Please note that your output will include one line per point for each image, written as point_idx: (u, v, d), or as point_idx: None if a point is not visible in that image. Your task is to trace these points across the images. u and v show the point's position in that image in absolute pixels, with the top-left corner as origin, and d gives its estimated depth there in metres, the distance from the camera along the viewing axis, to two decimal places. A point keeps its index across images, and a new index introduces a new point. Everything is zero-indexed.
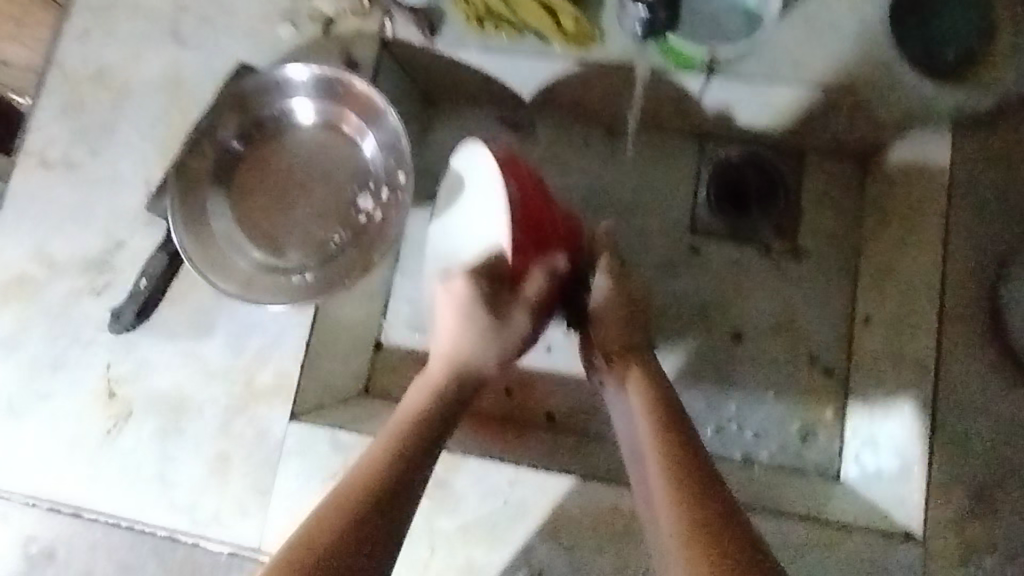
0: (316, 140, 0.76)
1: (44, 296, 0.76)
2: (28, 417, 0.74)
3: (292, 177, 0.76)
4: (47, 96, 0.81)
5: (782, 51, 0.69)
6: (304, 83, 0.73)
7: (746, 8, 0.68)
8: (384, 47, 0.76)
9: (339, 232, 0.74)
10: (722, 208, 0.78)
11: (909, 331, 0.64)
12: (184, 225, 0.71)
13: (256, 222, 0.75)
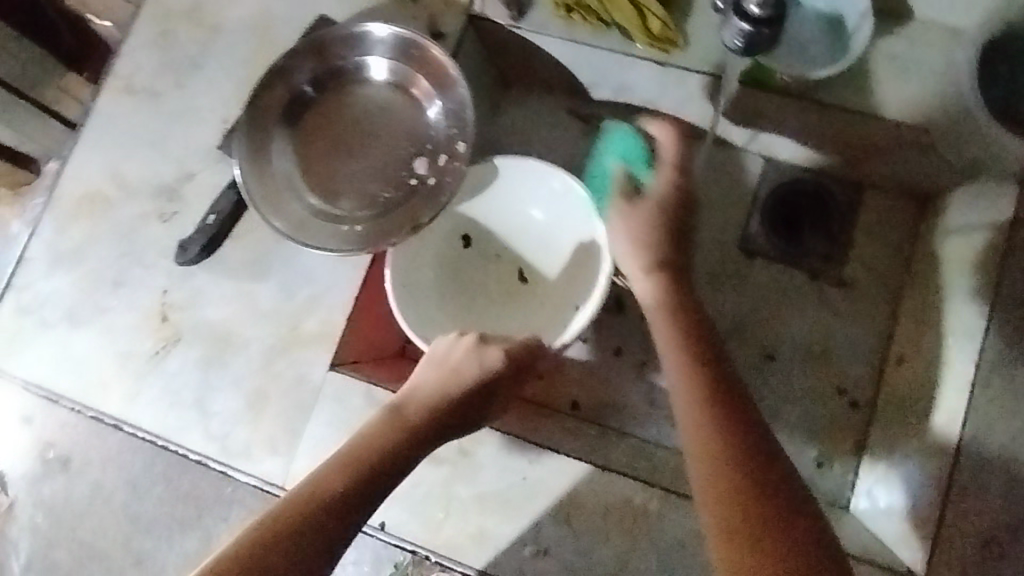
0: (383, 101, 0.76)
1: (113, 215, 0.80)
2: (85, 326, 0.78)
3: (356, 130, 0.77)
4: (142, 24, 0.84)
5: (861, 84, 0.70)
6: (383, 40, 0.74)
7: (833, 40, 0.70)
8: (470, 21, 0.78)
9: (392, 193, 0.74)
10: (773, 228, 0.78)
11: (946, 379, 0.64)
12: (251, 164, 0.74)
13: (314, 170, 0.76)
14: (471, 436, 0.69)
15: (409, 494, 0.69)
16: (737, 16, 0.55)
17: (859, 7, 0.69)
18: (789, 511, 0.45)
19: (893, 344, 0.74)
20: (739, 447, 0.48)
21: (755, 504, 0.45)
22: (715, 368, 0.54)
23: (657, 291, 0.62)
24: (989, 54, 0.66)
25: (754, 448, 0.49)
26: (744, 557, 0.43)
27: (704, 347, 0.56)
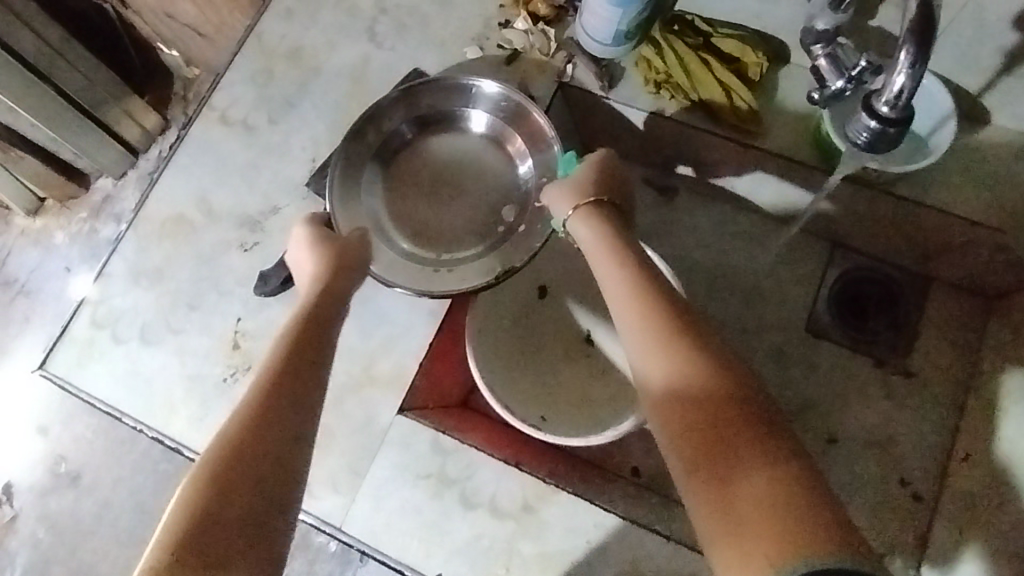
0: (478, 154, 0.80)
1: (197, 240, 0.82)
2: (156, 346, 0.79)
3: (448, 178, 0.80)
4: (242, 61, 0.88)
5: (938, 180, 0.73)
6: (486, 97, 0.78)
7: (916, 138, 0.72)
8: (560, 87, 0.81)
9: (480, 242, 0.78)
10: (840, 313, 0.81)
11: (1021, 481, 0.65)
12: (341, 201, 0.75)
13: (406, 212, 0.79)
14: (538, 493, 0.69)
15: (471, 547, 0.69)
16: (866, 113, 0.61)
17: (946, 106, 0.71)
18: (768, 444, 0.43)
19: (959, 441, 0.74)
20: (708, 379, 0.47)
21: (722, 449, 0.43)
22: (670, 317, 0.52)
23: (603, 265, 0.59)
24: None
25: (725, 390, 0.46)
26: (725, 513, 0.41)
27: (660, 304, 0.53)
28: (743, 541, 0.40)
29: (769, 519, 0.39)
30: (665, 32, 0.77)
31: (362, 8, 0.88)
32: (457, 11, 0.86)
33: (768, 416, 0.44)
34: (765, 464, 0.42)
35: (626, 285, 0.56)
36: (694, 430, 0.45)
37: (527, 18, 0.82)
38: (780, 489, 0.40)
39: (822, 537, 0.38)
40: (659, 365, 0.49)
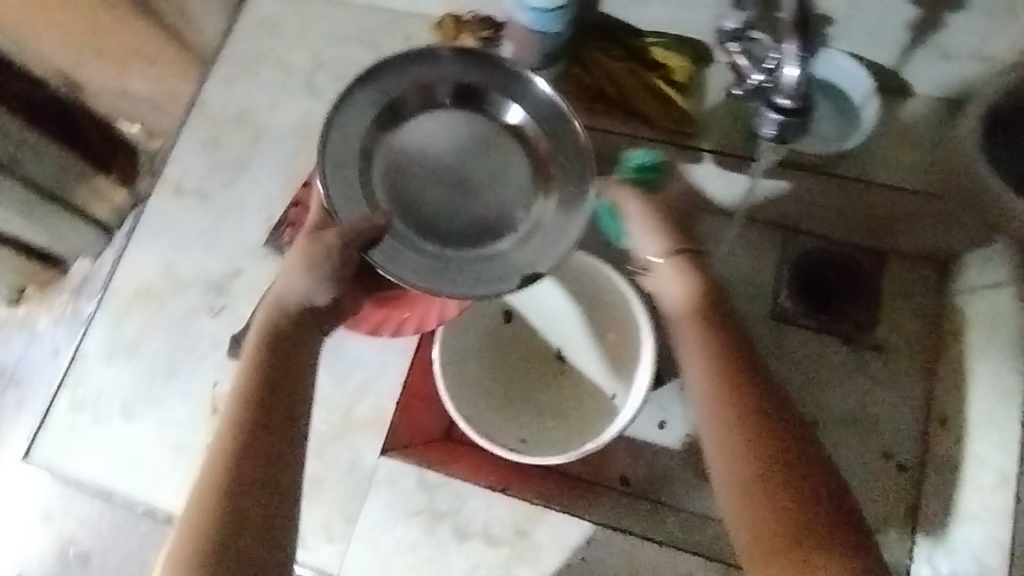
0: (478, 129, 0.69)
1: (165, 310, 0.83)
2: (138, 420, 0.79)
3: (453, 166, 0.69)
4: (190, 131, 0.90)
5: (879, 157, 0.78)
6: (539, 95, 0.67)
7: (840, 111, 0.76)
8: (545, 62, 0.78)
9: (451, 229, 0.68)
10: (803, 298, 0.80)
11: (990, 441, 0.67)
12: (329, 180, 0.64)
13: (403, 196, 0.68)
14: (529, 517, 0.70)
15: None
16: (768, 109, 0.60)
17: (864, 86, 0.74)
18: (821, 514, 0.55)
19: (935, 407, 0.75)
20: (788, 463, 0.58)
21: (778, 480, 0.57)
22: (738, 360, 0.63)
23: (671, 276, 0.69)
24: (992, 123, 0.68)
25: (777, 440, 0.59)
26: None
27: (727, 353, 0.64)
28: (776, 561, 0.54)
29: (776, 541, 0.55)
30: (590, 50, 0.80)
31: (300, 65, 0.91)
32: (390, 57, 0.89)
33: (803, 467, 0.57)
34: (784, 506, 0.56)
35: (704, 362, 0.64)
36: (749, 463, 0.58)
37: (456, 53, 0.86)
38: (851, 558, 0.53)
39: (834, 567, 0.52)
40: (717, 439, 0.61)
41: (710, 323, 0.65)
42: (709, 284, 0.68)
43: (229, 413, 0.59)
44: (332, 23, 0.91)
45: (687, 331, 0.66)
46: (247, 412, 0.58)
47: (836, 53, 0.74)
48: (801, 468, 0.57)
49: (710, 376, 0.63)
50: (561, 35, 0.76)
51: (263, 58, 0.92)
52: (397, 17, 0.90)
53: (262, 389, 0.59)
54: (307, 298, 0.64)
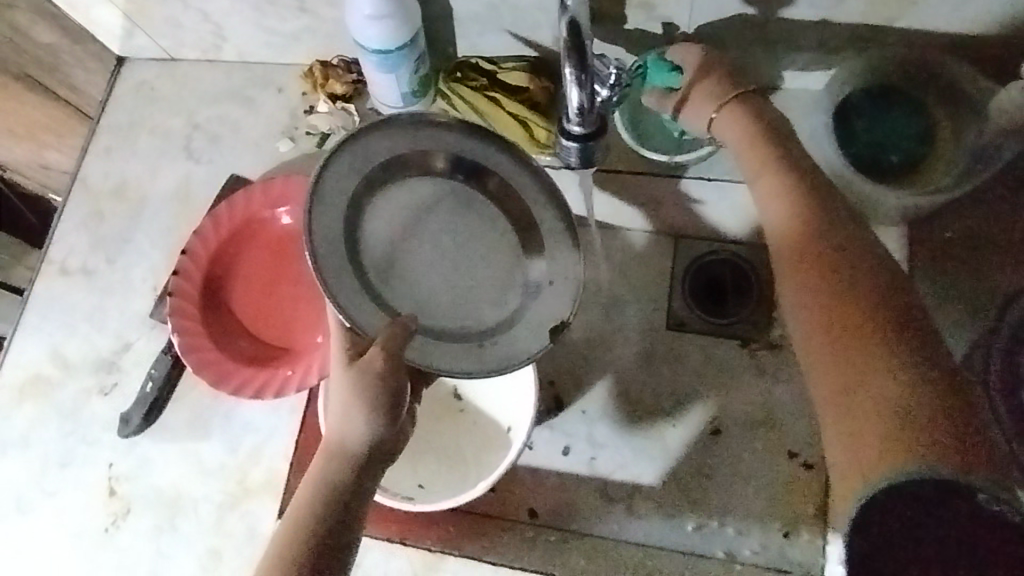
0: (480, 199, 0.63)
1: (57, 396, 0.81)
2: (34, 513, 0.77)
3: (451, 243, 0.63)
4: (71, 209, 0.89)
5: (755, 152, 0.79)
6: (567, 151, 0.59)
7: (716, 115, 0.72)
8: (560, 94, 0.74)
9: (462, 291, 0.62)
10: (699, 302, 0.78)
11: None
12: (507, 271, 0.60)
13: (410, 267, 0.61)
14: (427, 564, 0.72)
15: None
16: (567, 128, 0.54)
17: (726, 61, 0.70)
18: (921, 363, 0.46)
19: None
20: (866, 298, 0.49)
21: (855, 342, 0.48)
22: (831, 238, 0.54)
23: (766, 182, 0.60)
24: (845, 111, 0.67)
25: (878, 329, 0.48)
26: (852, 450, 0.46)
27: (818, 238, 0.54)
28: (853, 451, 0.46)
29: (892, 434, 0.44)
30: (449, 81, 0.78)
31: (176, 129, 0.90)
32: (264, 110, 0.88)
33: (903, 323, 0.48)
34: (892, 387, 0.46)
35: (783, 214, 0.57)
36: (847, 348, 0.48)
37: (326, 99, 0.84)
38: (911, 389, 0.45)
39: (936, 439, 0.43)
40: (811, 306, 0.52)
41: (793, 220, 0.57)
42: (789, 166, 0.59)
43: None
44: (207, 84, 0.91)
45: (762, 188, 0.60)
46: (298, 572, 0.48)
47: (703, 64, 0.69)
48: (904, 327, 0.48)
49: (787, 205, 0.57)
50: (414, 70, 0.73)
51: (140, 126, 0.91)
52: (268, 69, 0.89)
53: (327, 536, 0.50)
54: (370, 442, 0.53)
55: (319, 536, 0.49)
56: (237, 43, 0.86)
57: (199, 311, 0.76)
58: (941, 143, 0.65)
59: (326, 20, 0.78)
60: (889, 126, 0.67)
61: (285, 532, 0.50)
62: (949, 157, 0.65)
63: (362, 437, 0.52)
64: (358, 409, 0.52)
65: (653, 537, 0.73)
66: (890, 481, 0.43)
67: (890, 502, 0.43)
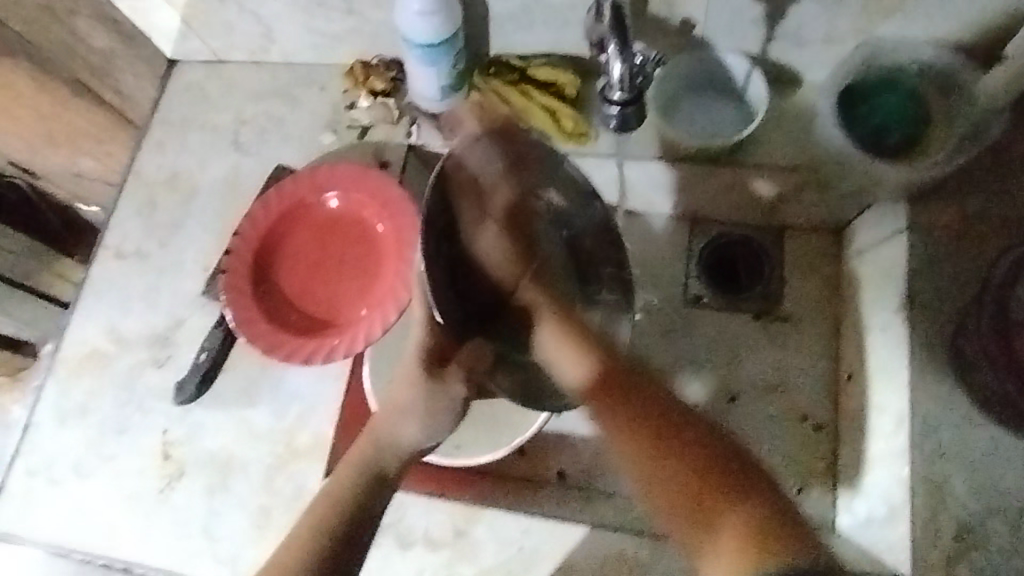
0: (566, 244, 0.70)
1: (113, 369, 0.87)
2: (93, 477, 0.83)
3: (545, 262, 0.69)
4: (125, 199, 0.95)
5: (785, 143, 0.80)
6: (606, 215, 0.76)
7: (741, 106, 0.79)
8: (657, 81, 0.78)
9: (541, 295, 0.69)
10: (715, 278, 0.86)
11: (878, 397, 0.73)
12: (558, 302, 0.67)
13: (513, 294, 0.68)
14: (465, 517, 0.76)
15: None
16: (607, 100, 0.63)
17: (745, 64, 0.77)
18: (773, 512, 0.52)
19: (842, 364, 0.81)
20: (670, 427, 0.57)
21: (707, 517, 0.53)
22: (636, 390, 0.61)
23: (570, 354, 0.65)
24: (850, 100, 0.75)
25: (699, 450, 0.56)
26: (714, 526, 0.52)
27: (638, 397, 0.60)
28: (719, 557, 0.51)
29: (754, 526, 0.50)
30: (483, 76, 0.85)
31: (223, 124, 0.96)
32: (308, 106, 0.95)
33: (742, 474, 0.55)
34: (738, 526, 0.51)
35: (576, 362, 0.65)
36: (670, 471, 0.56)
37: (368, 95, 0.91)
38: (758, 524, 0.50)
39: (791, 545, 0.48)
40: (617, 422, 0.59)
41: (602, 386, 0.62)
42: (598, 359, 0.64)
43: (303, 539, 0.61)
44: (251, 82, 0.97)
45: (547, 337, 0.66)
46: (329, 537, 0.61)
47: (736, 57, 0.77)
48: (744, 478, 0.54)
49: (572, 346, 0.65)
50: (453, 65, 0.80)
51: (188, 121, 0.97)
52: (311, 69, 0.95)
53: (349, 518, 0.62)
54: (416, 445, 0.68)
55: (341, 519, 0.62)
56: (283, 45, 0.92)
57: (250, 286, 0.82)
58: (936, 126, 0.72)
59: (370, 22, 0.84)
60: (890, 111, 0.73)
61: (322, 504, 0.64)
62: (945, 137, 0.72)
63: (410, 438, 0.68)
64: (428, 415, 0.68)
65: None
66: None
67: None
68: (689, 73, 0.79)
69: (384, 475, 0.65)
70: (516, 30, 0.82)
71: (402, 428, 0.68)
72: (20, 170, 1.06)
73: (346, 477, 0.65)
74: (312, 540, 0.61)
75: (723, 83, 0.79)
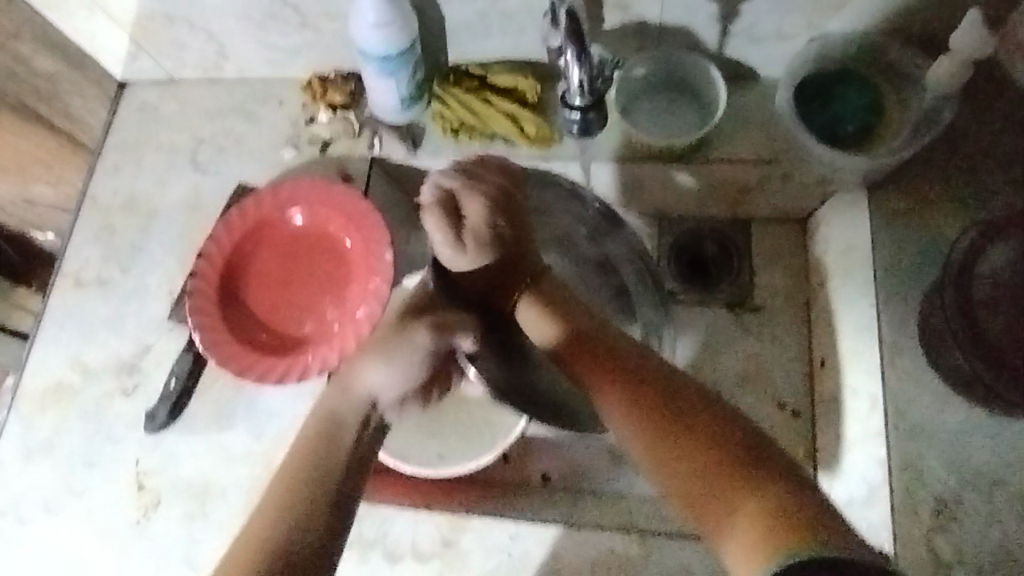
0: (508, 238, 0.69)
1: (80, 401, 0.84)
2: (64, 514, 0.81)
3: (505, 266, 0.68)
4: (82, 225, 0.92)
5: (745, 137, 0.80)
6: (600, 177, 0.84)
7: (700, 105, 0.80)
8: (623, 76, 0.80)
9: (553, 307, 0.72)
10: (686, 272, 0.88)
11: (852, 383, 0.75)
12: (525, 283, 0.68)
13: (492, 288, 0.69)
14: (453, 527, 0.75)
15: None
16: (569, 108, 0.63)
17: (700, 63, 0.78)
18: (796, 497, 0.48)
19: (814, 349, 0.83)
20: (669, 411, 0.55)
21: (722, 499, 0.50)
22: (639, 373, 0.59)
23: (537, 320, 0.67)
24: (806, 92, 0.76)
25: (717, 430, 0.53)
26: (733, 514, 0.49)
27: (629, 368, 0.59)
28: (737, 539, 0.48)
29: (774, 511, 0.47)
30: (444, 84, 0.85)
31: (180, 143, 0.94)
32: (267, 121, 0.93)
33: (761, 453, 0.52)
34: (764, 515, 0.48)
35: (540, 320, 0.66)
36: (688, 466, 0.52)
37: (327, 108, 0.90)
38: (777, 507, 0.48)
39: (823, 532, 0.45)
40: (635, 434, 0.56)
41: (595, 356, 0.61)
42: (568, 329, 0.64)
43: (282, 510, 0.56)
44: (207, 99, 0.95)
45: (530, 315, 0.67)
46: (309, 503, 0.56)
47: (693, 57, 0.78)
48: (775, 463, 0.51)
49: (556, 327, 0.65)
50: (411, 75, 0.79)
51: (144, 142, 0.95)
52: (268, 83, 0.94)
53: (323, 472, 0.58)
54: (373, 391, 0.63)
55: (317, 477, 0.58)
56: (238, 61, 0.90)
57: (218, 309, 0.81)
58: (890, 114, 0.74)
59: (325, 34, 0.82)
60: (848, 103, 0.75)
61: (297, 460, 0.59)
62: (897, 124, 0.74)
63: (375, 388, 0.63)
64: (394, 368, 0.64)
65: None
66: (806, 555, 0.44)
67: (814, 565, 0.43)
68: (649, 74, 0.80)
69: (347, 438, 0.61)
70: (474, 35, 0.81)
71: (368, 381, 0.63)
72: None
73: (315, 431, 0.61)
74: (293, 484, 0.57)
75: (681, 82, 0.80)
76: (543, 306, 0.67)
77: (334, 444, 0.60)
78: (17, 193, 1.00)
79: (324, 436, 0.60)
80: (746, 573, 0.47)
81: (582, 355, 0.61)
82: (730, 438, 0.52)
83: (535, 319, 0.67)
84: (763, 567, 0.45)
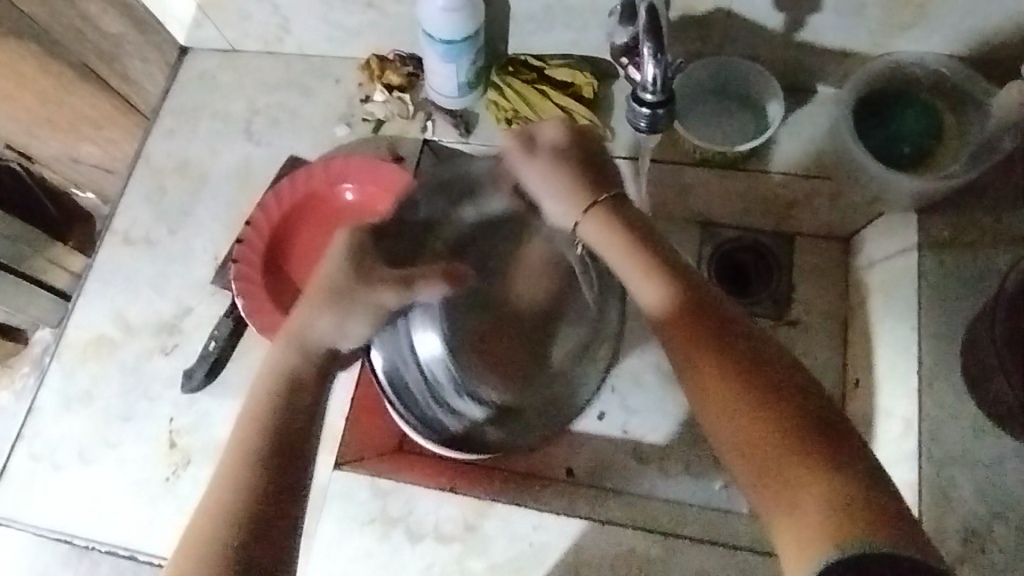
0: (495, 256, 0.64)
1: (119, 356, 0.86)
2: (96, 462, 0.83)
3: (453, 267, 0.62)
4: (134, 185, 0.94)
5: (785, 146, 0.81)
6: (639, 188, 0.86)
7: (754, 114, 0.80)
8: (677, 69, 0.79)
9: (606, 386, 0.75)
10: (724, 281, 0.87)
11: (884, 404, 0.75)
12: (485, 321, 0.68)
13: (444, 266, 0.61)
14: (476, 511, 0.75)
15: None
16: (633, 102, 0.62)
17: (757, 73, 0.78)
18: (866, 487, 0.43)
19: (849, 369, 0.82)
20: (776, 382, 0.47)
21: (788, 491, 0.44)
22: (756, 352, 0.48)
23: (645, 279, 0.54)
24: (865, 108, 0.76)
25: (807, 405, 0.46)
26: (787, 497, 0.44)
27: (733, 337, 0.49)
28: (798, 514, 0.43)
29: (835, 508, 0.42)
30: (502, 74, 0.85)
31: (235, 112, 0.95)
32: (322, 98, 0.94)
33: (836, 431, 0.45)
34: (823, 508, 0.42)
35: (653, 278, 0.53)
36: (744, 423, 0.46)
37: (383, 89, 0.91)
38: (858, 509, 0.41)
39: (876, 527, 0.40)
40: (698, 369, 0.49)
41: (716, 326, 0.50)
42: (695, 302, 0.52)
43: (228, 492, 0.49)
44: (265, 71, 0.96)
45: (641, 282, 0.54)
46: (259, 467, 0.50)
47: (748, 66, 0.78)
48: (840, 437, 0.45)
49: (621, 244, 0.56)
50: (472, 61, 0.80)
51: (198, 109, 0.96)
52: (327, 61, 0.95)
53: (276, 444, 0.50)
54: (335, 341, 0.56)
55: (273, 438, 0.51)
56: (299, 36, 0.91)
57: (261, 275, 0.82)
58: (947, 137, 0.75)
59: (389, 15, 0.83)
60: (901, 123, 0.76)
61: (249, 438, 0.50)
62: (954, 149, 0.74)
63: (328, 336, 0.56)
64: (345, 316, 0.56)
65: (685, 495, 0.80)
66: (849, 548, 0.40)
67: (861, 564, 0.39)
68: (706, 77, 0.80)
69: (306, 400, 0.53)
70: (536, 29, 0.82)
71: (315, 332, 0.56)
72: (16, 154, 1.00)
73: (270, 393, 0.53)
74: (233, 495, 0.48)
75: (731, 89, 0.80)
76: (617, 228, 0.57)
77: (298, 413, 0.52)
78: (66, 150, 1.01)
79: (279, 400, 0.52)
80: (789, 544, 0.43)
81: (723, 330, 0.50)
82: (840, 444, 0.44)
83: (601, 246, 0.57)
84: (815, 545, 0.41)
